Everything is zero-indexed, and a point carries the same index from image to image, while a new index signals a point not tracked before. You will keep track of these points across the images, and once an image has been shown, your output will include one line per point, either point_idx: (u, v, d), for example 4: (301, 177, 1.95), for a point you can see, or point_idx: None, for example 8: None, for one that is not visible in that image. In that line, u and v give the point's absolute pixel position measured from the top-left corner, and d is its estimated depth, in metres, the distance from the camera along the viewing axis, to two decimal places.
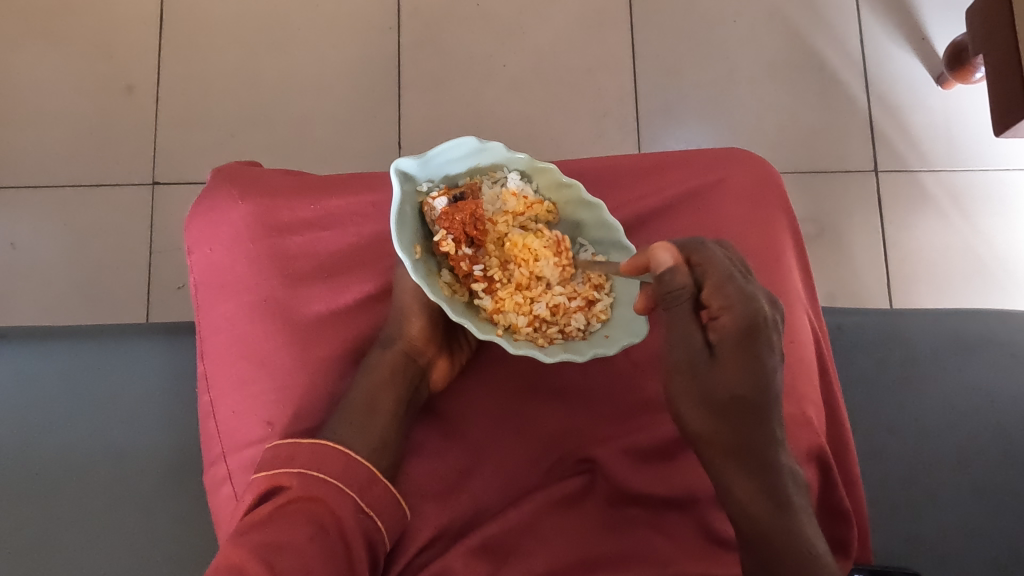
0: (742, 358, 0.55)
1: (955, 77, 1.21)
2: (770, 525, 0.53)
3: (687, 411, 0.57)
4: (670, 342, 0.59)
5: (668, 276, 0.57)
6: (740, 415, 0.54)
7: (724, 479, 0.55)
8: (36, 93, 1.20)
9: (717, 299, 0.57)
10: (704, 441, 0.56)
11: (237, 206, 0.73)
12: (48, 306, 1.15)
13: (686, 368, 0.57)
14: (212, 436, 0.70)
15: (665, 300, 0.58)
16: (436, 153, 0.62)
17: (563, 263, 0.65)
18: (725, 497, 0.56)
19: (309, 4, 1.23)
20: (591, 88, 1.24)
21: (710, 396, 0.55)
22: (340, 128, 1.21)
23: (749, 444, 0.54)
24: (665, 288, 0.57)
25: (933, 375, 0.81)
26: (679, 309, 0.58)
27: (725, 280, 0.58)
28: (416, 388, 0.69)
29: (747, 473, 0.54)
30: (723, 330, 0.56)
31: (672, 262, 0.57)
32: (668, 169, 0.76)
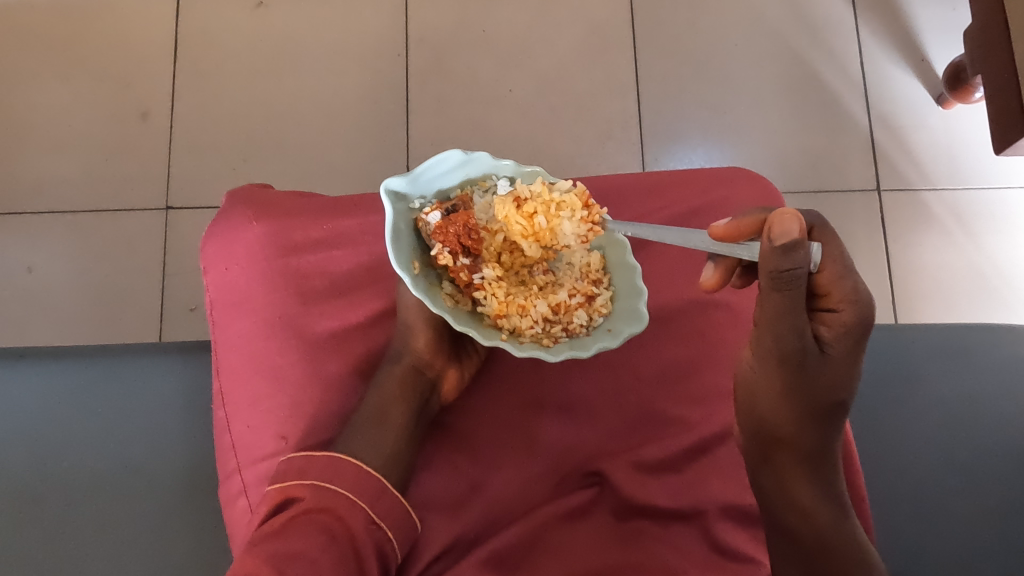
0: (847, 362, 0.55)
1: (955, 96, 1.24)
2: (837, 532, 0.57)
3: (769, 406, 0.58)
4: (771, 326, 0.51)
5: (798, 249, 0.47)
6: (824, 420, 0.57)
7: (786, 478, 0.59)
8: (52, 119, 1.22)
9: (840, 293, 0.52)
10: (779, 437, 0.58)
11: (252, 225, 0.72)
12: (62, 328, 1.16)
13: (788, 363, 0.53)
14: (227, 449, 0.69)
15: (775, 279, 0.48)
16: (422, 170, 0.62)
17: (587, 219, 0.65)
18: (779, 495, 0.60)
19: (320, 31, 1.26)
20: (598, 112, 1.26)
21: (809, 397, 0.55)
22: (351, 152, 1.23)
23: (824, 448, 0.58)
24: (788, 263, 0.47)
25: (939, 386, 0.80)
26: (795, 293, 0.49)
27: (846, 270, 0.52)
28: (426, 400, 0.68)
29: (818, 477, 0.59)
30: (835, 328, 0.53)
31: (802, 236, 0.46)
32: (672, 188, 0.78)
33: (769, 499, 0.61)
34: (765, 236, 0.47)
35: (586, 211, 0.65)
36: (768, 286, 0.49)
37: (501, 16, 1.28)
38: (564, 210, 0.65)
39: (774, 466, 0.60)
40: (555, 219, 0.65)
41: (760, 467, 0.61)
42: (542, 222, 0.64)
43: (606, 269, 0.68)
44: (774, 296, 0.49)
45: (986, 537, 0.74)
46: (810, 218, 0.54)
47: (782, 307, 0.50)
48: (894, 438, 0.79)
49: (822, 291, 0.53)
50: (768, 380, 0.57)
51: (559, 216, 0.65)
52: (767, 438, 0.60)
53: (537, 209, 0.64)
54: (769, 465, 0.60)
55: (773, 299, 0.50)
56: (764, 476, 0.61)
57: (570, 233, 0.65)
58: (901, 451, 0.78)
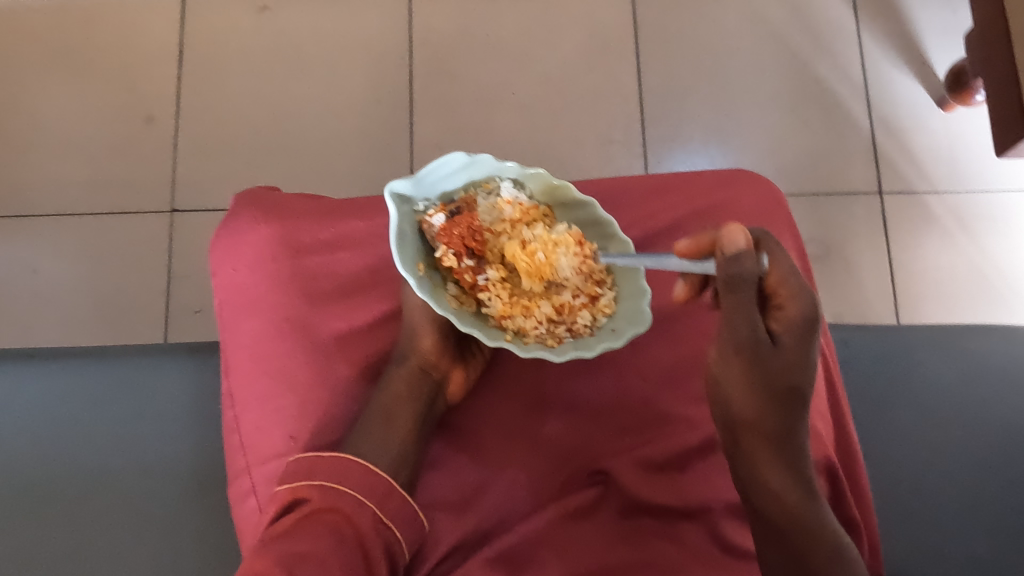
0: (803, 356, 0.57)
1: (956, 99, 1.24)
2: (808, 516, 0.57)
3: (736, 394, 0.59)
4: (726, 322, 0.56)
5: (743, 255, 0.54)
6: (790, 408, 0.57)
7: (756, 464, 0.59)
8: (59, 122, 1.23)
9: (787, 292, 0.57)
10: (746, 425, 0.59)
11: (259, 228, 0.73)
12: (68, 329, 1.17)
13: (745, 353, 0.56)
14: (236, 450, 0.69)
15: (727, 283, 0.54)
16: (427, 172, 0.63)
17: (582, 255, 0.65)
18: (751, 483, 0.59)
19: (324, 35, 1.27)
20: (600, 115, 1.27)
21: (770, 386, 0.57)
22: (355, 156, 1.23)
23: (791, 435, 0.58)
24: (735, 268, 0.53)
25: (933, 385, 0.80)
26: (742, 295, 0.54)
27: (791, 271, 0.57)
28: (432, 401, 0.68)
29: (788, 462, 0.58)
30: (786, 324, 0.57)
31: (747, 245, 0.54)
32: (674, 190, 0.78)
33: (742, 488, 0.60)
34: (717, 249, 0.54)
35: (580, 246, 0.66)
36: (722, 288, 0.55)
37: (504, 19, 1.29)
38: (561, 246, 0.65)
39: (744, 453, 0.60)
40: (553, 255, 0.64)
41: (732, 456, 0.61)
42: (542, 259, 0.64)
43: (609, 268, 0.68)
44: (726, 296, 0.55)
45: (986, 535, 0.75)
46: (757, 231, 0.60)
47: (735, 305, 0.55)
48: (895, 438, 0.79)
49: (770, 293, 0.58)
50: (731, 370, 0.58)
51: (558, 252, 0.64)
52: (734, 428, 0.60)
53: (537, 247, 0.64)
54: (739, 454, 0.60)
55: (727, 299, 0.55)
56: (737, 465, 0.60)
57: (568, 269, 0.65)
58: (903, 451, 0.78)
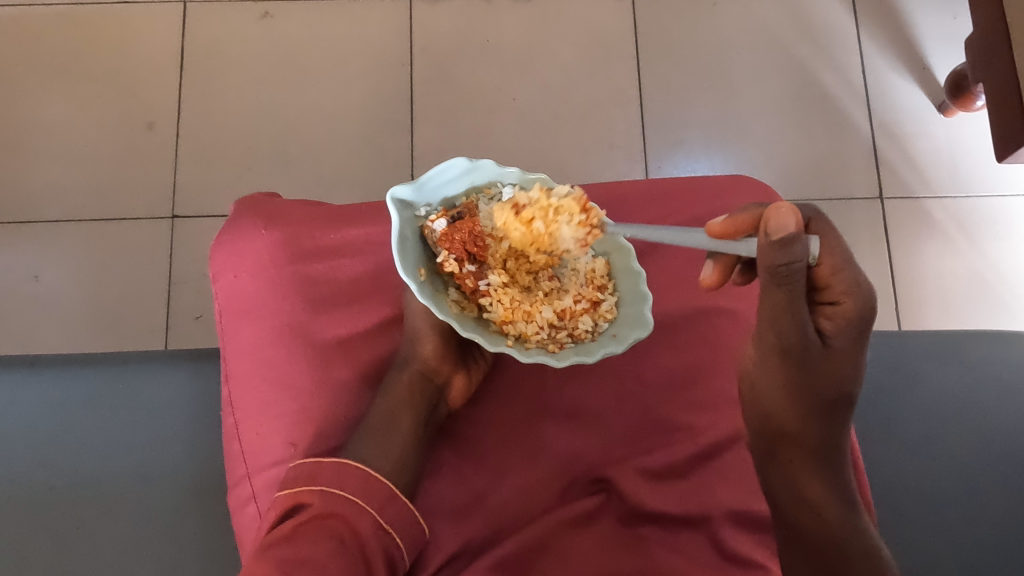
0: (848, 358, 0.56)
1: (956, 104, 1.24)
2: (848, 527, 0.57)
3: (775, 402, 0.59)
4: (773, 321, 0.53)
5: (795, 244, 0.49)
6: (831, 416, 0.58)
7: (795, 474, 0.59)
8: (61, 128, 1.23)
9: (841, 284, 0.54)
10: (785, 434, 0.60)
11: (261, 233, 0.73)
12: (68, 335, 1.17)
13: (791, 354, 0.55)
14: (236, 457, 0.69)
15: (775, 273, 0.50)
16: (428, 177, 0.63)
17: (586, 223, 0.65)
18: (788, 492, 0.59)
19: (326, 41, 1.27)
20: (601, 121, 1.27)
21: (813, 391, 0.56)
22: (355, 162, 1.23)
23: (832, 445, 0.59)
24: (787, 256, 0.49)
25: (924, 390, 0.80)
26: (793, 287, 0.50)
27: (845, 264, 0.54)
28: (434, 405, 0.69)
29: (827, 472, 0.58)
30: (837, 321, 0.55)
31: (798, 230, 0.49)
32: (676, 196, 0.78)
33: (779, 498, 0.60)
34: (761, 233, 0.50)
35: (585, 214, 0.65)
36: (768, 279, 0.50)
37: (504, 26, 1.29)
38: (562, 213, 0.64)
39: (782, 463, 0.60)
40: (553, 223, 0.65)
41: (769, 467, 0.62)
42: (540, 228, 0.64)
43: (610, 274, 0.68)
44: (774, 290, 0.51)
45: (990, 543, 0.74)
46: (808, 214, 0.56)
47: (784, 302, 0.51)
48: (897, 445, 0.79)
49: (822, 285, 0.55)
50: (772, 374, 0.58)
51: (557, 220, 0.64)
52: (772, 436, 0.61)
53: (534, 215, 0.64)
54: (777, 463, 0.61)
55: (775, 293, 0.51)
56: (773, 473, 0.61)
57: (569, 238, 0.65)
58: (905, 458, 0.78)
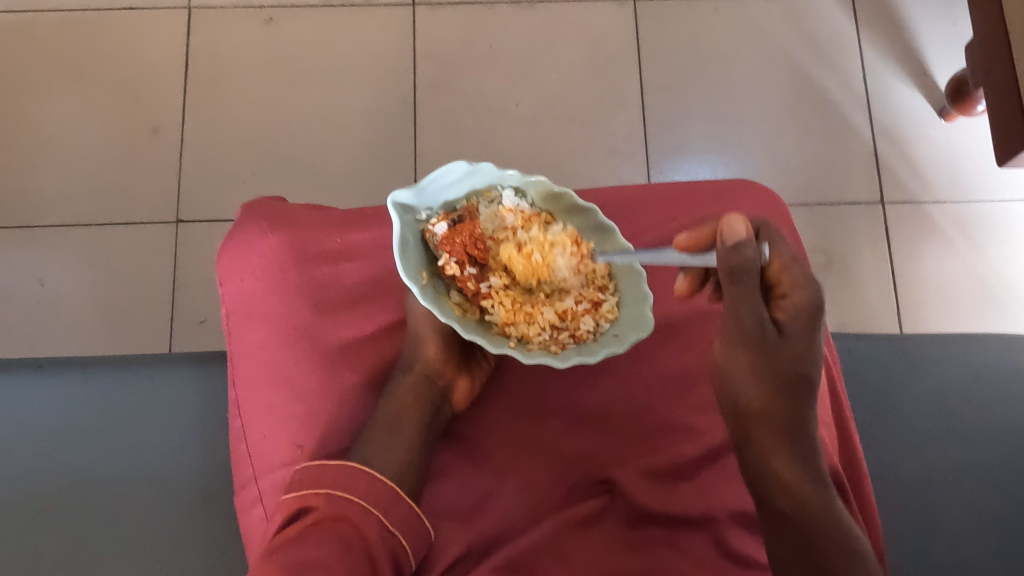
0: (806, 342, 0.59)
1: (957, 109, 1.25)
2: (818, 505, 0.57)
3: (743, 381, 0.59)
4: (729, 312, 0.58)
5: (746, 247, 0.56)
6: (796, 395, 0.58)
7: (767, 456, 0.58)
8: (66, 134, 1.24)
9: (790, 279, 0.60)
10: (754, 416, 0.59)
11: (267, 236, 0.73)
12: (73, 339, 1.17)
13: (752, 342, 0.58)
14: (243, 458, 0.70)
15: (730, 273, 0.56)
16: (428, 181, 0.63)
17: (579, 254, 0.66)
18: (761, 476, 0.59)
19: (329, 46, 1.28)
20: (603, 126, 1.28)
21: (778, 371, 0.58)
22: (359, 166, 1.24)
23: (799, 424, 0.58)
24: (737, 258, 0.56)
25: (919, 392, 0.81)
26: (746, 285, 0.57)
27: (793, 261, 0.61)
28: (438, 408, 0.69)
29: (798, 449, 0.58)
30: (790, 310, 0.60)
31: (748, 235, 0.56)
32: (678, 200, 0.78)
33: (751, 480, 0.60)
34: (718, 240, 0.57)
35: (576, 246, 0.67)
36: (724, 279, 0.57)
37: (506, 31, 1.30)
38: (557, 246, 0.66)
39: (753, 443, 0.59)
40: (550, 255, 0.65)
41: (739, 447, 0.61)
42: (539, 260, 0.65)
43: (612, 274, 0.68)
44: (731, 286, 0.57)
45: (992, 543, 0.75)
46: (758, 222, 0.64)
47: (738, 294, 0.57)
48: (899, 447, 0.79)
49: (773, 281, 0.61)
50: (738, 357, 0.59)
51: (555, 252, 0.65)
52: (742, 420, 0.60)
53: (533, 248, 0.65)
54: (748, 448, 0.60)
55: (732, 290, 0.57)
56: (745, 459, 0.60)
57: (566, 269, 0.66)
58: (907, 459, 0.79)
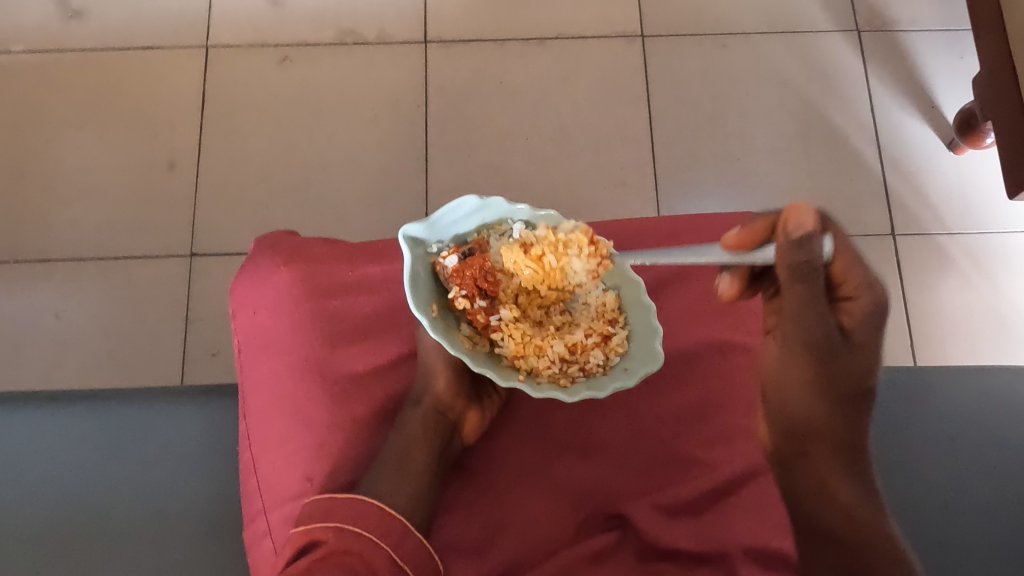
0: (863, 352, 0.62)
1: (966, 141, 1.25)
2: (874, 525, 0.59)
3: (799, 402, 0.62)
4: (797, 315, 0.60)
5: (810, 240, 0.57)
6: (848, 410, 0.63)
7: (825, 474, 0.61)
8: (85, 169, 1.26)
9: (854, 285, 0.60)
10: (810, 433, 0.62)
11: (280, 271, 0.74)
12: (86, 371, 1.18)
13: (817, 350, 0.60)
14: (253, 491, 0.69)
15: (795, 269, 0.57)
16: (440, 215, 0.64)
17: (596, 255, 0.67)
18: (816, 492, 0.61)
19: (343, 83, 1.31)
20: (613, 159, 1.29)
21: (835, 385, 0.61)
22: (370, 200, 1.26)
23: (850, 438, 0.63)
24: (804, 251, 0.57)
25: (902, 434, 0.78)
26: (811, 280, 0.58)
27: (857, 264, 0.61)
28: (447, 442, 0.69)
29: (851, 470, 0.61)
30: (855, 315, 0.61)
31: (813, 229, 0.57)
32: (688, 232, 0.79)
33: (803, 493, 0.63)
34: (781, 232, 0.57)
35: (593, 246, 0.67)
36: (789, 276, 0.58)
37: (517, 67, 1.32)
38: (572, 247, 0.67)
39: (809, 464, 0.62)
40: (564, 257, 0.66)
41: (794, 463, 0.64)
42: (552, 262, 0.66)
43: (621, 307, 0.69)
44: (796, 284, 0.58)
45: None
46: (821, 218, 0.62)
47: (806, 296, 0.59)
48: (919, 476, 0.77)
49: (839, 281, 0.60)
50: (798, 369, 0.62)
51: (569, 254, 0.67)
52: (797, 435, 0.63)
53: (544, 250, 0.66)
54: (803, 462, 0.63)
55: (799, 290, 0.58)
56: (798, 471, 0.63)
57: (581, 270, 0.67)
58: (928, 488, 0.76)
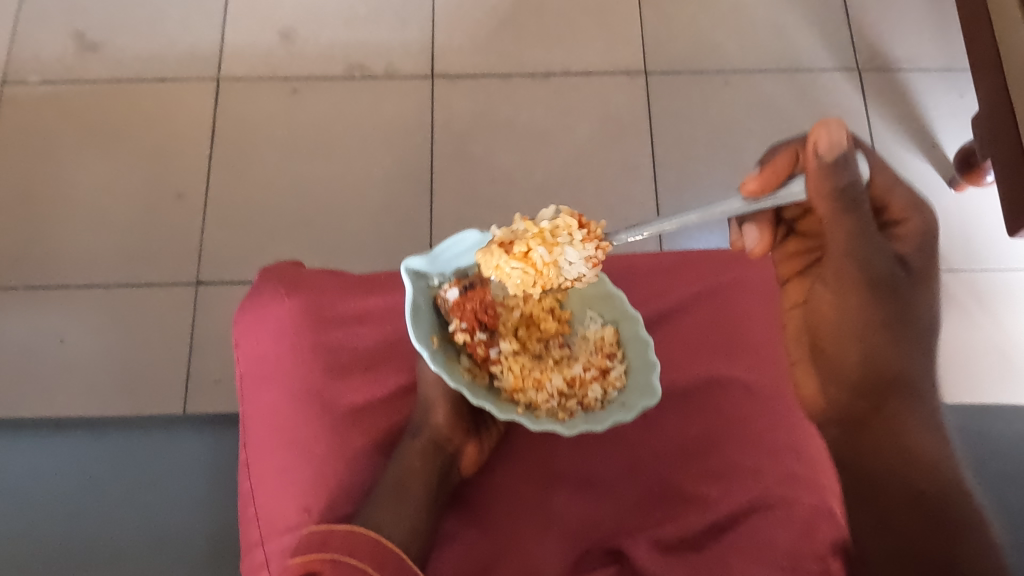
0: (927, 277, 0.63)
1: (967, 179, 1.26)
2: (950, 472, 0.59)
3: (861, 349, 0.62)
4: (856, 254, 0.59)
5: (845, 156, 0.56)
6: (921, 348, 0.62)
7: (900, 422, 0.60)
8: (95, 197, 1.28)
9: (899, 204, 0.63)
10: (881, 379, 0.61)
11: (284, 301, 0.75)
12: (89, 398, 1.19)
13: (882, 287, 0.60)
14: (251, 522, 0.69)
15: (842, 195, 0.57)
16: (442, 248, 0.65)
17: (589, 237, 0.63)
18: (897, 449, 0.59)
19: (351, 115, 1.33)
20: (616, 195, 1.30)
21: (904, 322, 0.61)
22: (375, 232, 1.27)
23: (921, 380, 0.62)
24: (845, 172, 0.56)
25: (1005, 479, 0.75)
26: (859, 207, 0.57)
27: (895, 185, 0.63)
28: (445, 475, 0.69)
29: (925, 418, 0.61)
30: (909, 239, 0.63)
31: (847, 144, 0.56)
32: (688, 267, 0.80)
33: (877, 450, 0.60)
34: (816, 152, 0.56)
35: (585, 229, 0.63)
36: (842, 205, 0.57)
37: (522, 102, 1.35)
38: (561, 235, 0.63)
39: (885, 415, 0.61)
40: (555, 247, 0.63)
41: (864, 421, 0.62)
42: (541, 256, 0.63)
43: (620, 343, 0.70)
44: (847, 217, 0.58)
45: None
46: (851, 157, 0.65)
47: (855, 227, 0.58)
48: None
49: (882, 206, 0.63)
50: (866, 313, 0.61)
51: (559, 243, 0.63)
52: (870, 389, 0.61)
53: (531, 245, 0.63)
54: (877, 416, 0.61)
55: (848, 221, 0.57)
56: (870, 430, 0.61)
57: (576, 256, 0.63)
58: None
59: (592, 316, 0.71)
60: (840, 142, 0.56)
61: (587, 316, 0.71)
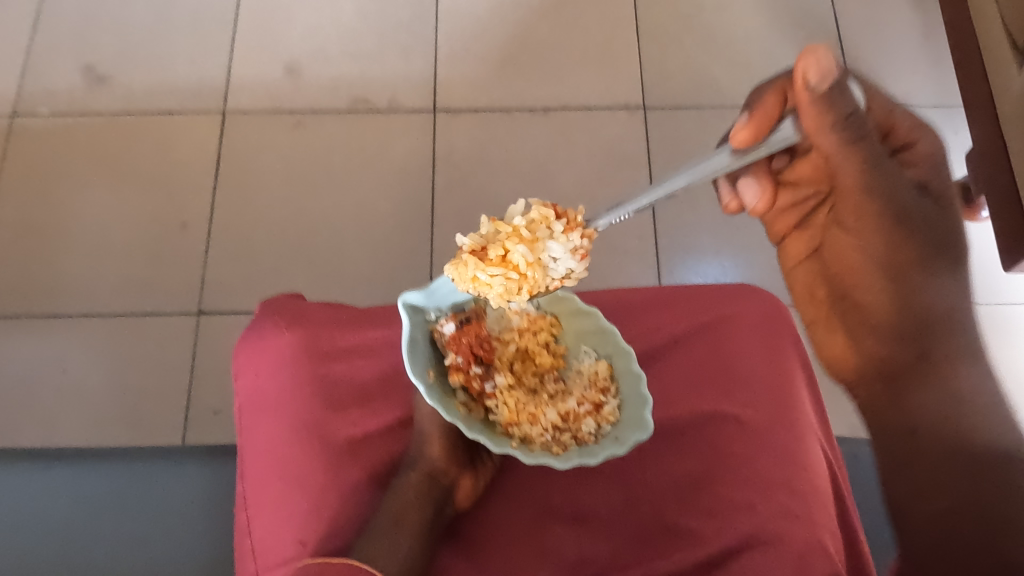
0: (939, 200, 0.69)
1: None
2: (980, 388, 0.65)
3: (885, 283, 0.68)
4: (873, 180, 0.64)
5: (834, 77, 0.59)
6: (947, 265, 0.67)
7: (933, 349, 0.66)
8: (99, 227, 1.30)
9: (906, 127, 0.69)
10: (913, 311, 0.67)
11: (283, 334, 0.76)
12: (89, 427, 1.19)
13: (902, 210, 0.66)
14: (247, 555, 0.70)
15: (848, 120, 0.60)
16: (438, 283, 0.67)
17: (569, 226, 0.66)
18: (939, 380, 0.65)
19: (354, 148, 1.35)
20: (615, 228, 1.32)
21: (927, 248, 0.67)
22: (376, 263, 1.29)
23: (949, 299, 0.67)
24: (840, 95, 0.60)
25: None
26: (863, 126, 0.61)
27: (895, 109, 0.69)
28: (440, 508, 0.69)
29: (958, 341, 0.67)
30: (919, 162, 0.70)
31: (833, 66, 0.59)
32: (681, 303, 0.81)
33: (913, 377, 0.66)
34: (806, 82, 0.59)
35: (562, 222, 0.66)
36: (852, 135, 0.61)
37: (523, 135, 1.37)
38: (539, 232, 0.65)
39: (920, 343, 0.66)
40: (537, 243, 0.64)
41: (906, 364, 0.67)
42: (527, 252, 0.63)
43: (614, 378, 0.70)
44: (858, 142, 0.62)
45: None
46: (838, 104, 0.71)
47: (869, 155, 0.63)
48: None
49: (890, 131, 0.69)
50: (890, 242, 0.67)
51: (540, 239, 0.64)
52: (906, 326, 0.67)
53: (514, 245, 0.64)
54: (919, 349, 0.66)
55: (859, 149, 0.62)
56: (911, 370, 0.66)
57: (560, 247, 0.64)
58: None
59: (586, 351, 0.72)
60: (828, 69, 0.59)
61: (582, 351, 0.72)
